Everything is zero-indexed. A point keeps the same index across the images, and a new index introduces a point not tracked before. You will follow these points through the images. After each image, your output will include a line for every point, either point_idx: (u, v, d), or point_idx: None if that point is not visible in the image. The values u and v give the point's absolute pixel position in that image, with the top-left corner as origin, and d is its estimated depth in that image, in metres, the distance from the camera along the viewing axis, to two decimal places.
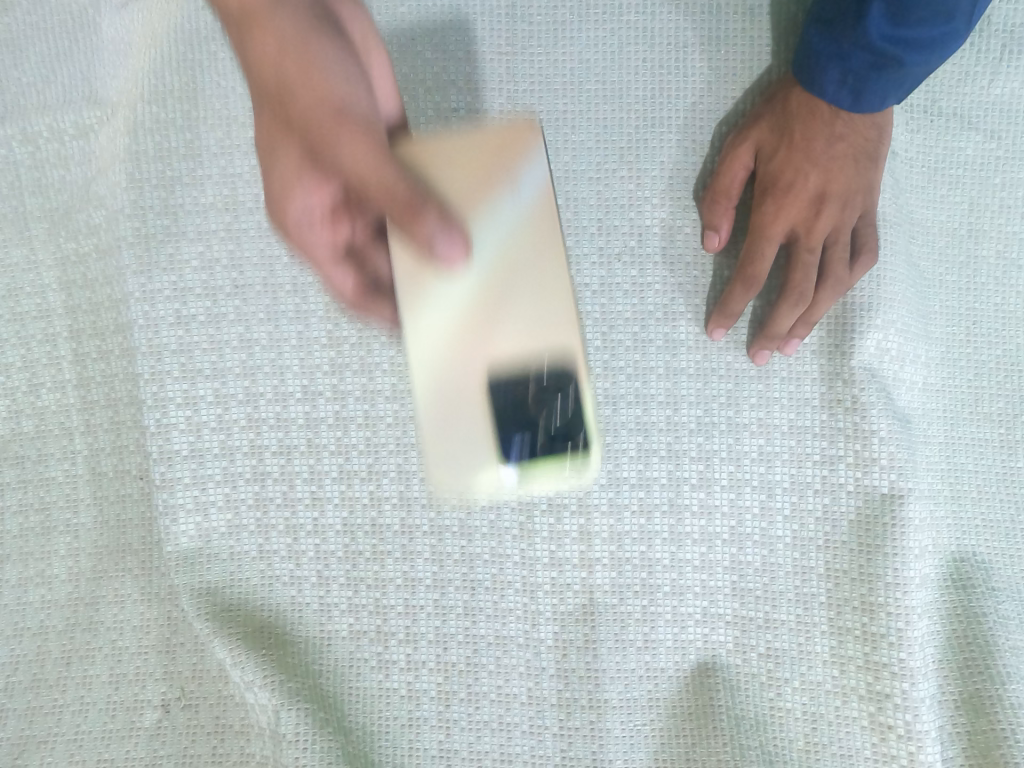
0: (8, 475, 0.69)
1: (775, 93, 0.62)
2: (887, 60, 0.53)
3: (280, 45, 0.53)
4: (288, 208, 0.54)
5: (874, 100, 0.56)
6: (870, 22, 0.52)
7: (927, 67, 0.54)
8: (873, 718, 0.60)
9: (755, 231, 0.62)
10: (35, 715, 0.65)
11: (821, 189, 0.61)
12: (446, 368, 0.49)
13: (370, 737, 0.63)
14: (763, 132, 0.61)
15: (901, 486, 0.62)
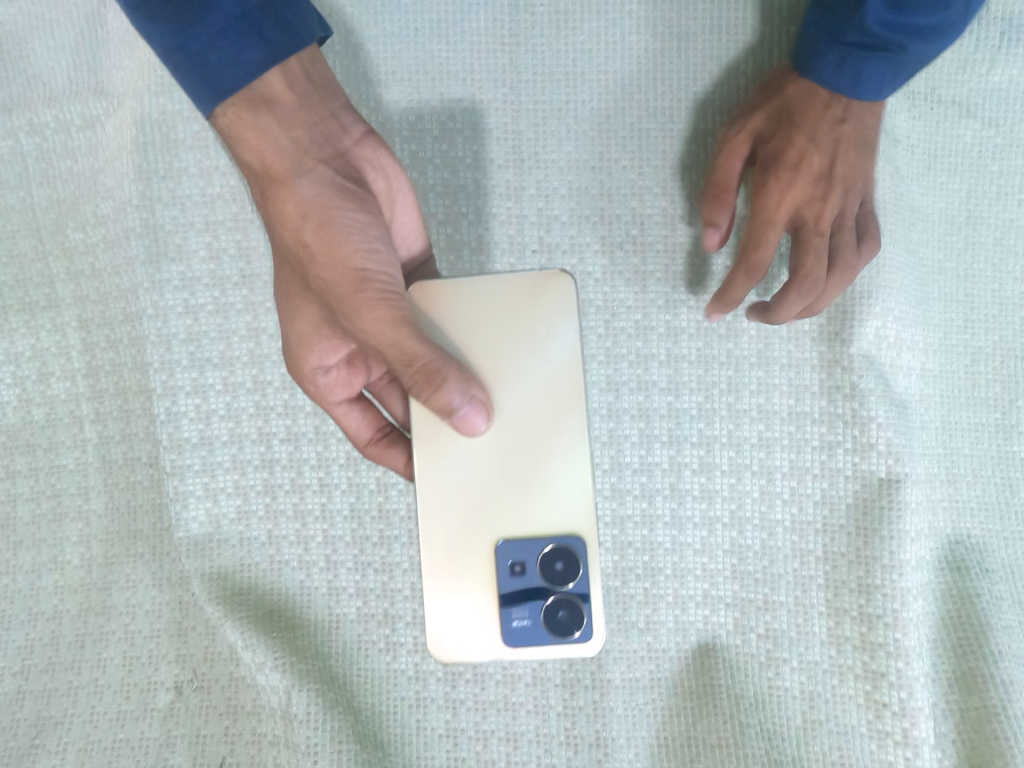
0: (20, 463, 0.70)
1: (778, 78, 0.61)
2: (884, 45, 0.54)
3: (305, 239, 0.51)
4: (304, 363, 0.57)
5: (871, 92, 0.57)
6: (869, 8, 0.52)
7: (923, 55, 0.55)
8: (869, 697, 0.62)
9: (763, 216, 0.59)
10: (52, 696, 0.67)
11: (828, 171, 0.59)
12: (458, 529, 0.51)
13: (380, 716, 0.64)
14: (767, 116, 0.61)
15: (898, 471, 0.63)
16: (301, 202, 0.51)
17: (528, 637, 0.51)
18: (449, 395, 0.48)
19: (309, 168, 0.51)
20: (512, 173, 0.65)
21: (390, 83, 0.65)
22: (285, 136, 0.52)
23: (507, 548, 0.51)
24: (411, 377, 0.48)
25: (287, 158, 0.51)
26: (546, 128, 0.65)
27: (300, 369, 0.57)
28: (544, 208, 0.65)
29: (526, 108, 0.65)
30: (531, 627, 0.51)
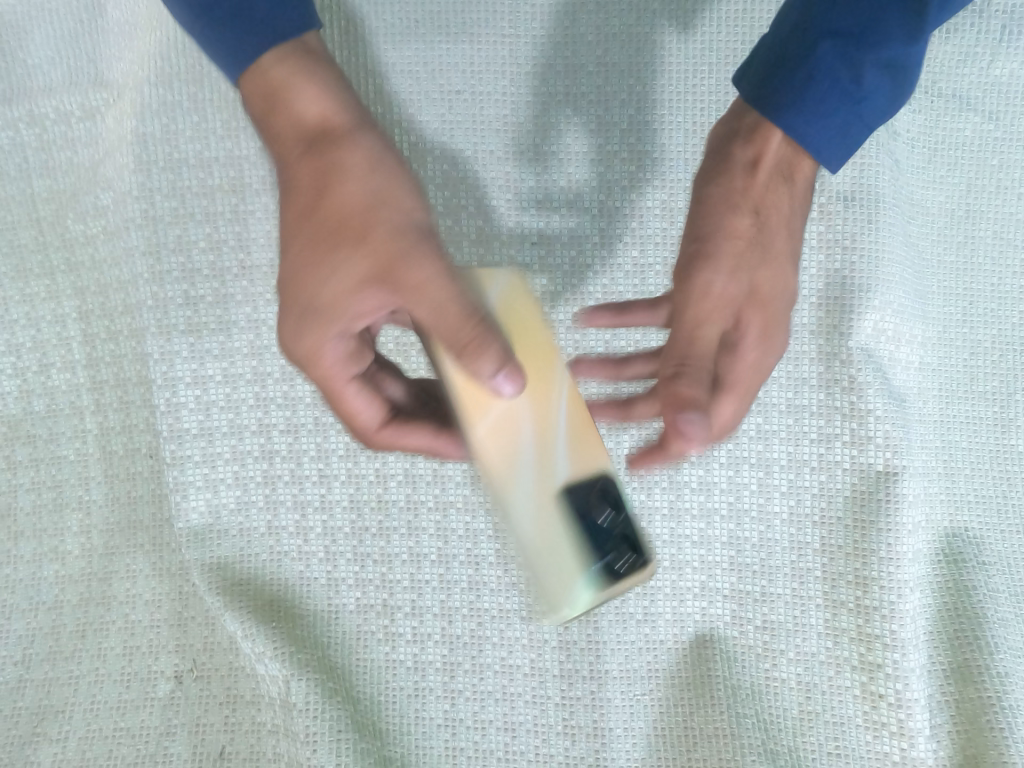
0: (21, 453, 0.70)
1: (742, 130, 0.46)
2: (841, 104, 0.43)
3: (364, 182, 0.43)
4: (328, 331, 0.44)
5: (881, 89, 0.43)
6: (821, 57, 0.42)
7: (884, 110, 0.45)
8: (864, 687, 0.62)
9: (703, 306, 0.44)
10: (52, 686, 0.67)
11: (773, 281, 0.45)
12: (506, 475, 0.43)
13: (378, 706, 0.65)
14: (724, 179, 0.46)
15: (895, 464, 0.63)
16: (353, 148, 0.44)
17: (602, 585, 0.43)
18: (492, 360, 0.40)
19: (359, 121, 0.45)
20: (511, 166, 0.65)
21: (389, 75, 0.65)
22: (338, 88, 0.46)
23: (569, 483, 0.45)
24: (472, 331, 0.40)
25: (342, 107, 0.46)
26: (546, 120, 0.65)
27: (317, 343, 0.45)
28: (544, 201, 0.65)
29: (526, 100, 0.65)
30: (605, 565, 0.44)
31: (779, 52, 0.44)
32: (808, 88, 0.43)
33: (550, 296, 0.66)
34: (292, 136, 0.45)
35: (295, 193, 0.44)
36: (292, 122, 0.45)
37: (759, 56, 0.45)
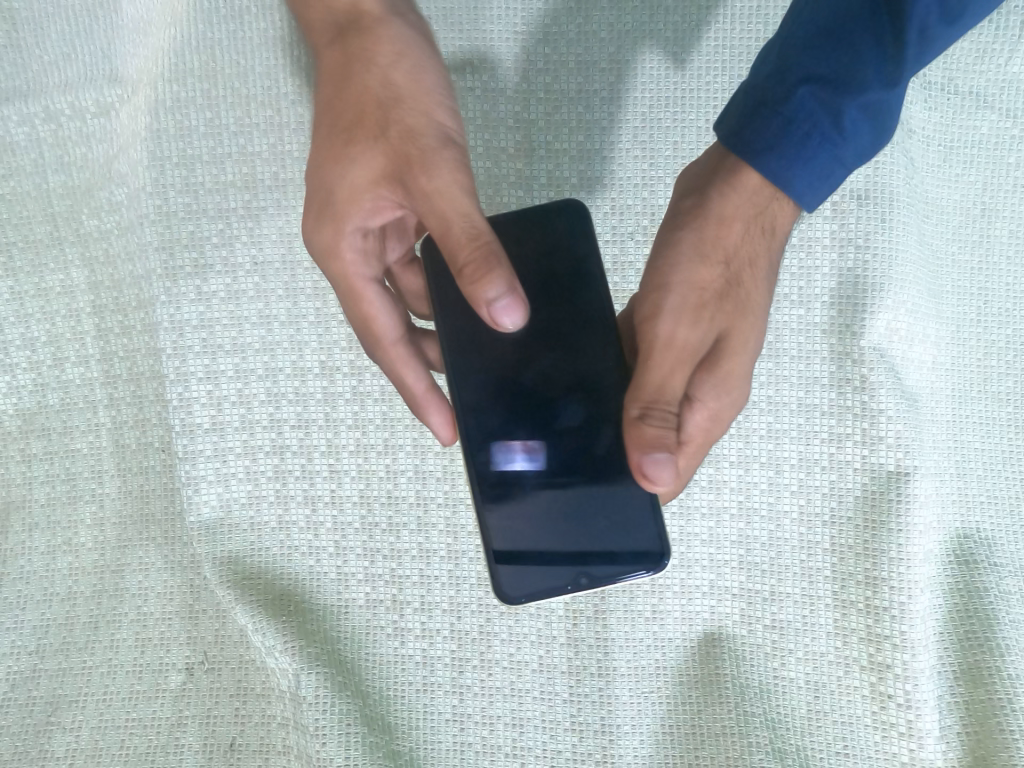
0: (36, 447, 0.71)
1: (722, 169, 0.48)
2: (818, 144, 0.45)
3: (386, 81, 0.49)
4: (343, 224, 0.50)
5: (861, 128, 0.45)
6: (799, 99, 0.45)
7: (860, 151, 0.47)
8: (874, 688, 0.62)
9: (678, 358, 0.46)
10: (66, 676, 0.68)
11: (739, 332, 0.48)
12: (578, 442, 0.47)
13: (387, 700, 0.65)
14: (698, 222, 0.48)
15: (907, 465, 0.63)
16: (388, 54, 0.50)
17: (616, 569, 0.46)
18: (487, 285, 0.40)
19: (405, 20, 0.53)
20: (523, 162, 0.65)
21: None
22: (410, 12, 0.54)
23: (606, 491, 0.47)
24: (470, 254, 0.42)
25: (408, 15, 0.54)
26: (558, 117, 0.65)
27: (331, 234, 0.50)
28: (555, 197, 0.65)
29: (538, 96, 0.65)
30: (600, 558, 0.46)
31: (761, 94, 0.45)
32: (788, 133, 0.45)
33: None
34: (330, 35, 0.53)
35: (325, 91, 0.51)
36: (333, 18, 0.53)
37: (736, 101, 0.47)
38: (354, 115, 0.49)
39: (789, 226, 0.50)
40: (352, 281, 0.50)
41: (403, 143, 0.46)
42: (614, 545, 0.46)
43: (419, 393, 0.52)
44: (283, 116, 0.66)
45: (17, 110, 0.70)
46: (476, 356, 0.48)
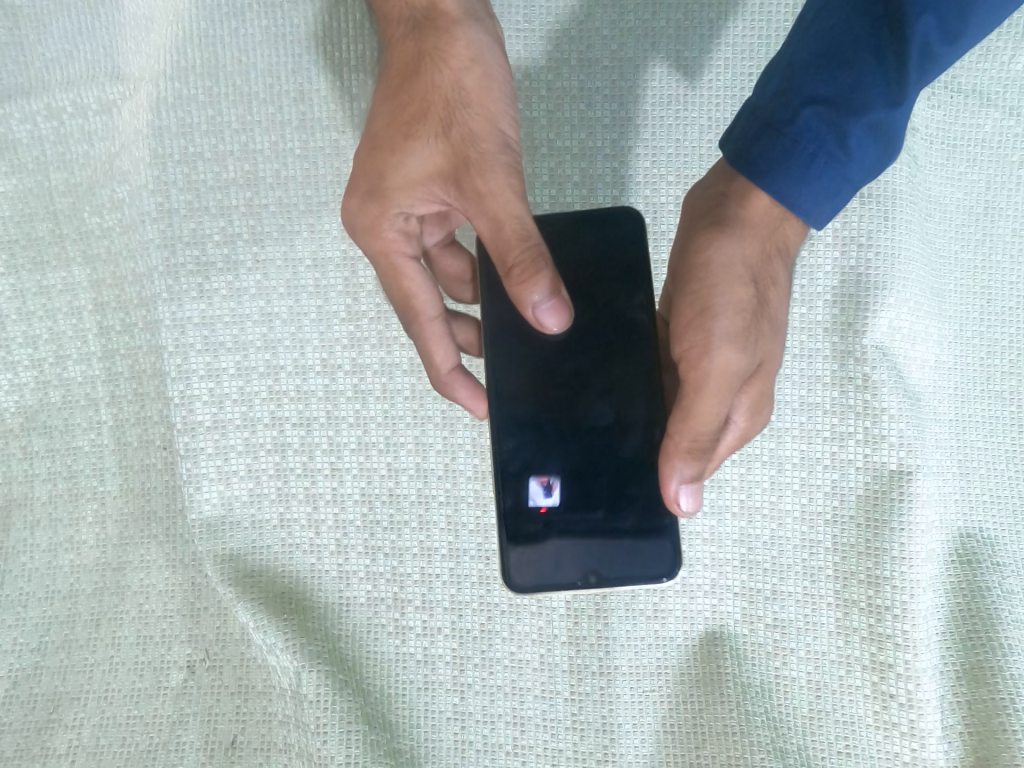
0: (37, 445, 0.71)
1: (733, 194, 0.49)
2: (823, 162, 0.46)
3: (457, 83, 0.50)
4: (388, 205, 0.52)
5: (867, 146, 0.46)
6: (802, 121, 0.46)
7: (868, 170, 0.47)
8: (876, 687, 0.62)
9: (729, 385, 0.47)
10: (67, 673, 0.68)
11: (769, 351, 0.49)
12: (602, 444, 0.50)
13: (388, 698, 0.65)
14: (725, 244, 0.48)
15: (909, 464, 0.63)
16: (463, 55, 0.51)
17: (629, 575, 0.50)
18: (532, 290, 0.45)
19: (481, 21, 0.53)
20: (525, 160, 0.65)
21: None
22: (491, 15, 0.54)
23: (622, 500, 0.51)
24: (520, 254, 0.45)
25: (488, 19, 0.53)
26: (560, 114, 0.64)
27: (375, 214, 0.52)
28: (557, 195, 0.64)
29: (540, 94, 0.64)
30: (615, 562, 0.50)
31: (767, 116, 0.47)
32: (793, 152, 0.46)
33: None
34: (404, 25, 0.53)
35: (392, 79, 0.52)
36: (409, 8, 0.53)
37: (742, 122, 0.48)
38: (419, 108, 0.50)
39: (798, 241, 0.50)
40: (391, 259, 0.53)
41: (465, 147, 0.49)
42: (626, 553, 0.50)
43: (444, 371, 0.55)
44: (285, 114, 0.66)
45: (19, 108, 0.70)
46: (510, 353, 0.51)
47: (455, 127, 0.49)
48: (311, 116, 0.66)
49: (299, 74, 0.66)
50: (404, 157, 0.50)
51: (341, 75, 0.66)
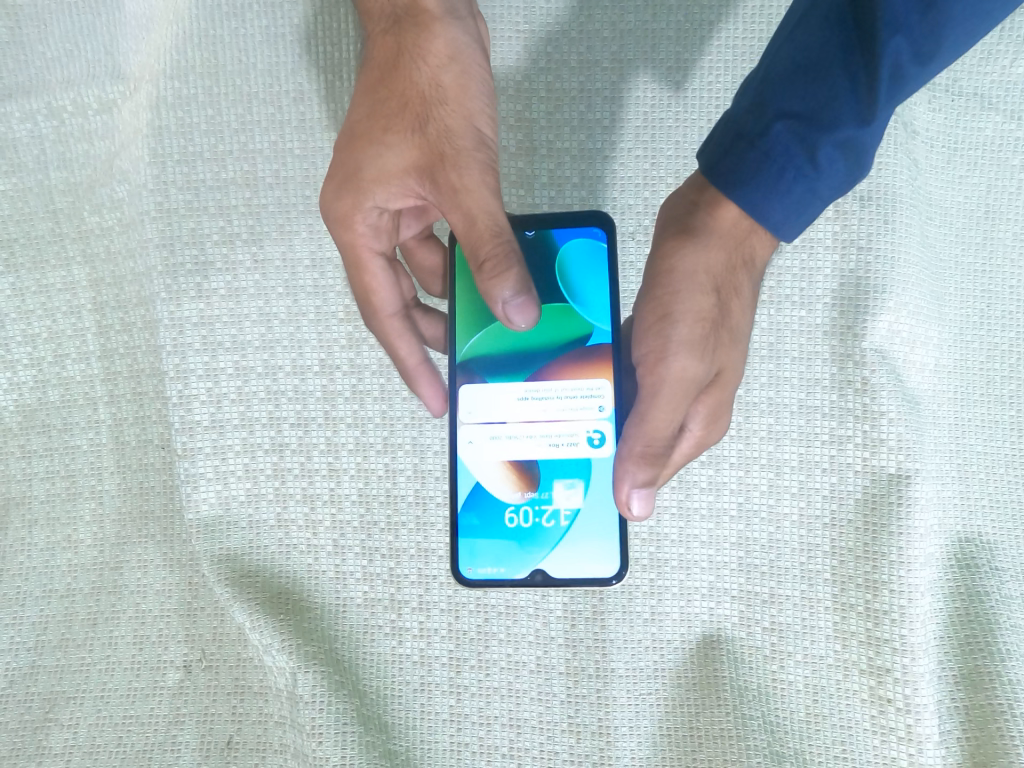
0: (36, 443, 0.71)
1: (701, 205, 0.49)
2: (791, 178, 0.45)
3: (436, 81, 0.51)
4: (361, 197, 0.52)
5: (837, 163, 0.45)
6: (773, 134, 0.45)
7: (836, 186, 0.46)
8: (873, 692, 0.62)
9: (683, 393, 0.49)
10: (64, 673, 0.68)
11: (729, 360, 0.51)
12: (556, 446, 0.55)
13: (384, 700, 0.65)
14: (691, 253, 0.49)
15: (907, 468, 0.63)
16: (444, 52, 0.52)
17: (573, 573, 0.55)
18: (502, 285, 0.47)
19: (462, 19, 0.53)
20: (524, 161, 0.65)
21: None
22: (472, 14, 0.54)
23: (572, 503, 0.55)
24: (492, 250, 0.47)
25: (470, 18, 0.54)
26: (560, 116, 0.64)
27: (349, 205, 0.52)
28: (557, 196, 0.64)
29: (540, 96, 0.64)
30: (564, 560, 0.55)
31: (738, 127, 0.46)
32: (763, 167, 0.45)
33: None
34: (385, 20, 0.53)
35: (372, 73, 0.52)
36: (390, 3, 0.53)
37: (716, 132, 0.47)
38: (398, 104, 0.51)
39: (768, 251, 0.51)
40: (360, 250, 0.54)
41: (442, 144, 0.50)
42: (576, 553, 0.55)
43: (411, 365, 0.57)
44: (285, 114, 0.66)
45: (20, 106, 0.70)
46: None
47: (432, 123, 0.50)
48: (310, 116, 0.66)
49: (299, 74, 0.66)
50: (380, 151, 0.51)
51: (341, 75, 0.66)
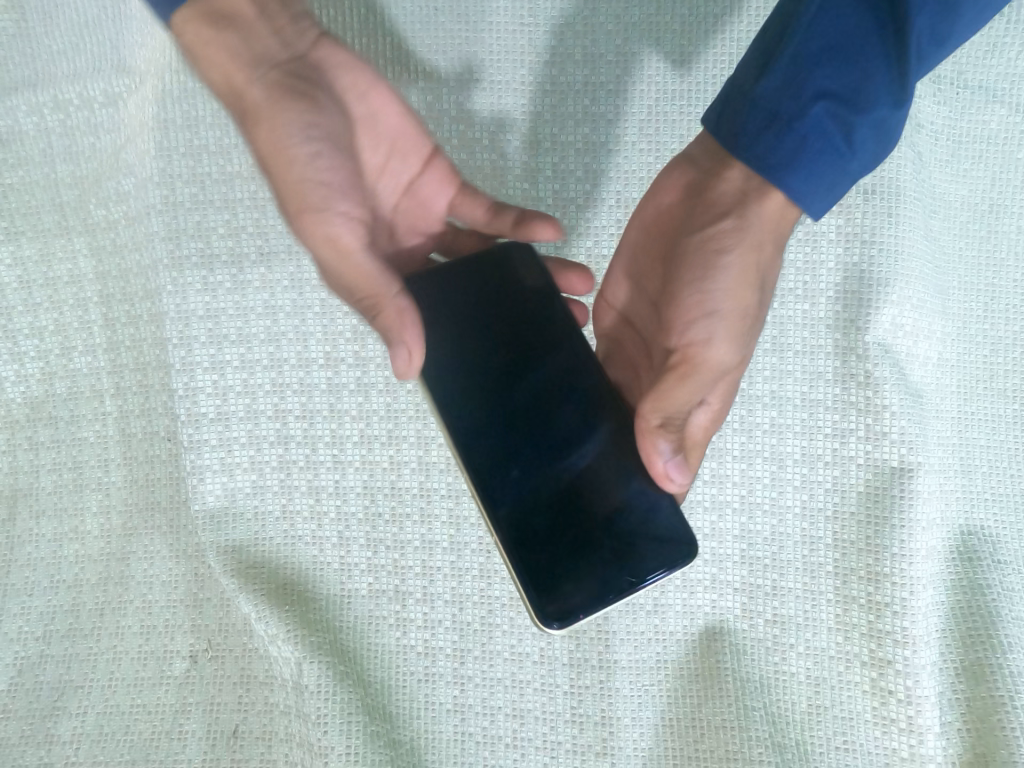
0: (43, 435, 0.72)
1: (752, 195, 0.46)
2: (827, 157, 0.44)
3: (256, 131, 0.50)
4: None
5: (869, 143, 0.44)
6: (811, 114, 0.43)
7: (863, 166, 0.46)
8: (874, 683, 0.62)
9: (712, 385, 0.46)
10: (72, 662, 0.68)
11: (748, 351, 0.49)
12: None
13: (389, 690, 0.65)
14: (740, 246, 0.46)
15: (910, 461, 0.63)
16: (253, 76, 0.48)
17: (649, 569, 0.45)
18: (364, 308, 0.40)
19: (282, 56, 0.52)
20: (528, 156, 0.65)
21: (410, 62, 0.65)
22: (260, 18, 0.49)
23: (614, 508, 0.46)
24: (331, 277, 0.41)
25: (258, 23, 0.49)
26: (564, 109, 0.64)
27: None
28: (561, 190, 0.65)
29: (545, 89, 0.64)
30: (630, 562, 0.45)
31: (773, 108, 0.44)
32: (803, 147, 0.44)
33: None
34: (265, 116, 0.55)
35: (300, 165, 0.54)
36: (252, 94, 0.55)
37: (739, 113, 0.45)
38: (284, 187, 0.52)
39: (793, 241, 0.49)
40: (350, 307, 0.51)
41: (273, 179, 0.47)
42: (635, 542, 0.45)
43: None
44: None
45: (26, 100, 0.71)
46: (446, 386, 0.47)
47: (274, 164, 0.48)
48: None
49: None
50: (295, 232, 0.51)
51: None
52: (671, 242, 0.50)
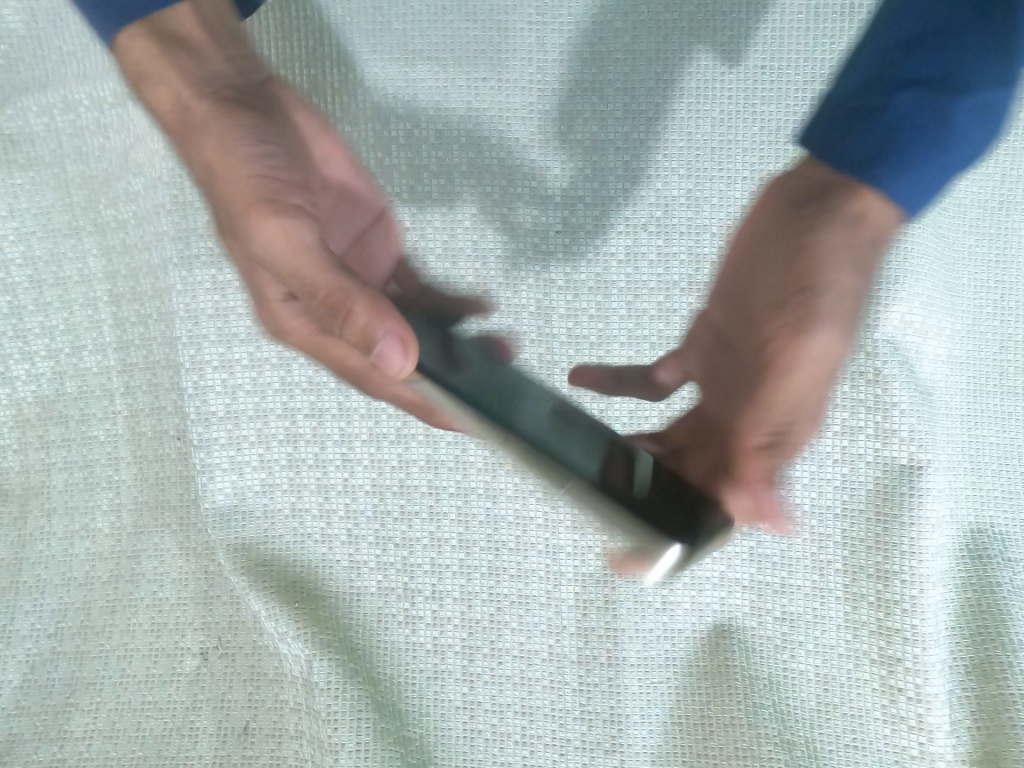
0: (53, 434, 0.72)
1: (841, 185, 0.37)
2: (922, 151, 0.36)
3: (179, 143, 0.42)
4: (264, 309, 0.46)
5: (970, 134, 0.36)
6: (896, 104, 0.36)
7: (965, 167, 0.37)
8: (884, 681, 0.62)
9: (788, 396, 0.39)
10: (84, 659, 0.69)
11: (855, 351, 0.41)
12: None
13: (398, 687, 0.66)
14: (836, 245, 0.38)
15: (920, 458, 0.63)
16: (202, 94, 0.41)
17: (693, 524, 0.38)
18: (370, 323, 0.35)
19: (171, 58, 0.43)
20: (536, 154, 0.65)
21: (418, 61, 0.65)
22: (211, 50, 0.43)
23: None
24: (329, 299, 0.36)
25: (205, 48, 0.43)
26: (573, 108, 0.64)
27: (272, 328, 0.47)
28: (569, 188, 0.65)
29: (553, 87, 0.64)
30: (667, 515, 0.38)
31: (852, 105, 0.37)
32: (890, 141, 0.36)
33: (574, 285, 0.66)
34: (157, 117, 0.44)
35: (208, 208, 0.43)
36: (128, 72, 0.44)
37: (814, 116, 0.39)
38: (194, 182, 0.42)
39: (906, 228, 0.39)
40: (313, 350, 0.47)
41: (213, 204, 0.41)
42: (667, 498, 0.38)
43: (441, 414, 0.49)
44: None
45: (36, 100, 0.71)
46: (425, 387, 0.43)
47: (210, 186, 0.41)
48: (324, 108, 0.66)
49: (312, 67, 0.65)
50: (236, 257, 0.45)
51: (353, 67, 0.65)
52: (755, 240, 0.42)
